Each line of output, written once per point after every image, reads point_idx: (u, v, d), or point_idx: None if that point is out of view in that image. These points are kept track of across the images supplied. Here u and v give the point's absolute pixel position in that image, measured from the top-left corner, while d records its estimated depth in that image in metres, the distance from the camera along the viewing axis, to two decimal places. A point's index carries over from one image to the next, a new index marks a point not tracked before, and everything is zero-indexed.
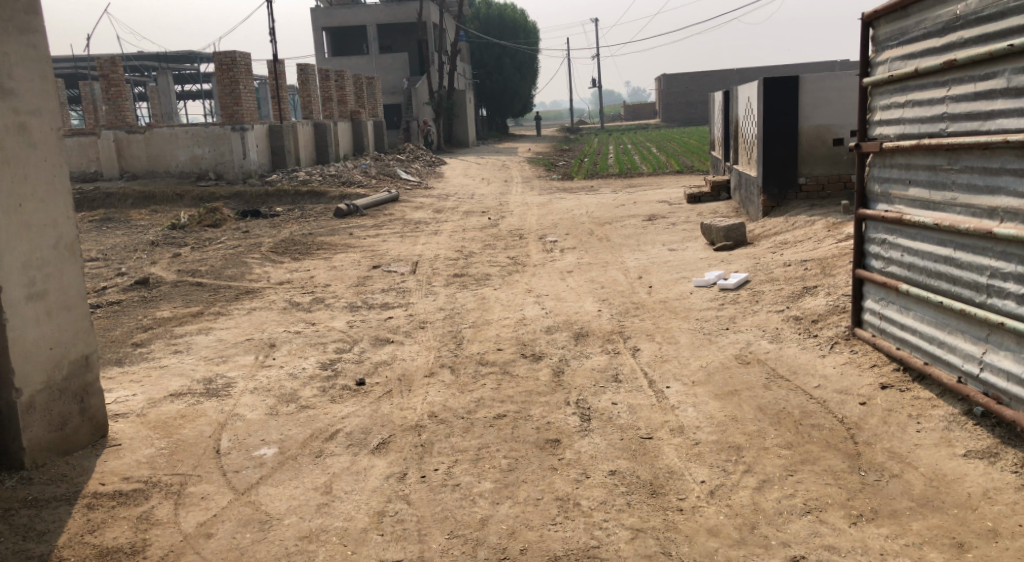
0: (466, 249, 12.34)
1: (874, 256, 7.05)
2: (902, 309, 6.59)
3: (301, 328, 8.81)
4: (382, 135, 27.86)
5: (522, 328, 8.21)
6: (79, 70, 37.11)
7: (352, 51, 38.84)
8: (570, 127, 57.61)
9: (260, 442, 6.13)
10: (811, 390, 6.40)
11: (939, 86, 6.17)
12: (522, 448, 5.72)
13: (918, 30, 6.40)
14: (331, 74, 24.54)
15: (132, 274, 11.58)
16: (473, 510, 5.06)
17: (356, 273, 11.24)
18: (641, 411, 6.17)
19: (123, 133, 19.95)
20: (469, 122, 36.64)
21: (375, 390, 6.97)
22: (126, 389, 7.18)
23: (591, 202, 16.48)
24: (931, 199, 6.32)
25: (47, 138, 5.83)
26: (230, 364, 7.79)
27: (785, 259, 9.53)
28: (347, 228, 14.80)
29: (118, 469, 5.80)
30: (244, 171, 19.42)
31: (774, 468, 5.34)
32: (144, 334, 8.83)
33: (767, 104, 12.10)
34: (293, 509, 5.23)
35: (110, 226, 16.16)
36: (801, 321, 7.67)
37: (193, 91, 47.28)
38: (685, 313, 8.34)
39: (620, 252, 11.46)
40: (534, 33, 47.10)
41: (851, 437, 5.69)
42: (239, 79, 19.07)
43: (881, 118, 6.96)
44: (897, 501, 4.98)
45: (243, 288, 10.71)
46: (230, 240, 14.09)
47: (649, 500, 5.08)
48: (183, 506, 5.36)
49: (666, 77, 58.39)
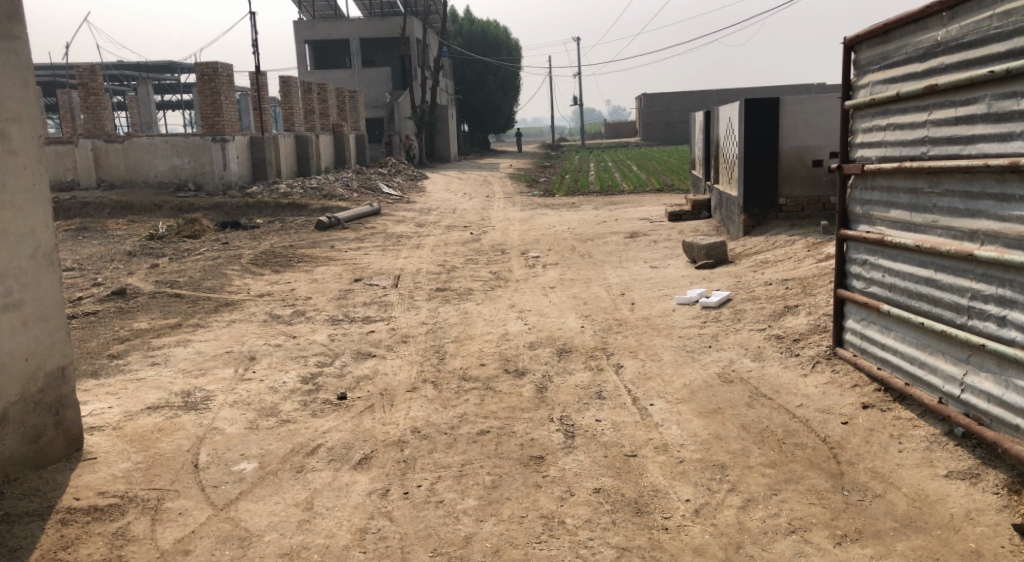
0: (448, 263, 12.31)
1: (855, 276, 7.10)
2: (884, 329, 6.63)
3: (281, 341, 8.74)
4: (364, 149, 27.82)
5: (505, 343, 8.18)
6: (58, 78, 36.84)
7: (334, 64, 38.83)
8: (551, 143, 57.83)
9: (240, 457, 6.06)
10: (794, 409, 6.42)
11: (921, 110, 6.24)
12: (506, 465, 5.68)
13: (900, 55, 6.47)
14: (314, 86, 24.49)
15: (109, 284, 11.45)
16: (457, 528, 5.02)
17: (337, 286, 11.19)
18: (626, 428, 6.16)
19: (101, 141, 19.78)
20: (450, 137, 36.68)
21: (357, 405, 6.91)
22: (102, 401, 7.07)
23: (573, 218, 16.52)
24: (912, 221, 6.37)
25: (28, 145, 5.75)
26: (210, 377, 7.70)
27: (766, 278, 9.57)
28: (329, 240, 14.74)
29: (94, 484, 5.70)
30: (223, 182, 19.30)
31: (758, 487, 5.34)
32: (121, 346, 8.72)
33: (748, 125, 12.20)
34: (274, 526, 5.16)
35: (86, 235, 15.99)
36: (782, 340, 7.70)
37: (172, 101, 47.06)
38: (668, 331, 8.35)
39: (602, 268, 11.48)
40: (517, 49, 47.28)
41: (833, 456, 5.71)
42: (220, 90, 18.98)
43: (862, 141, 7.02)
44: (881, 521, 4.99)
45: (223, 300, 10.62)
46: (210, 251, 13.98)
47: (634, 518, 5.06)
48: (161, 522, 5.28)
49: (648, 96, 58.96)
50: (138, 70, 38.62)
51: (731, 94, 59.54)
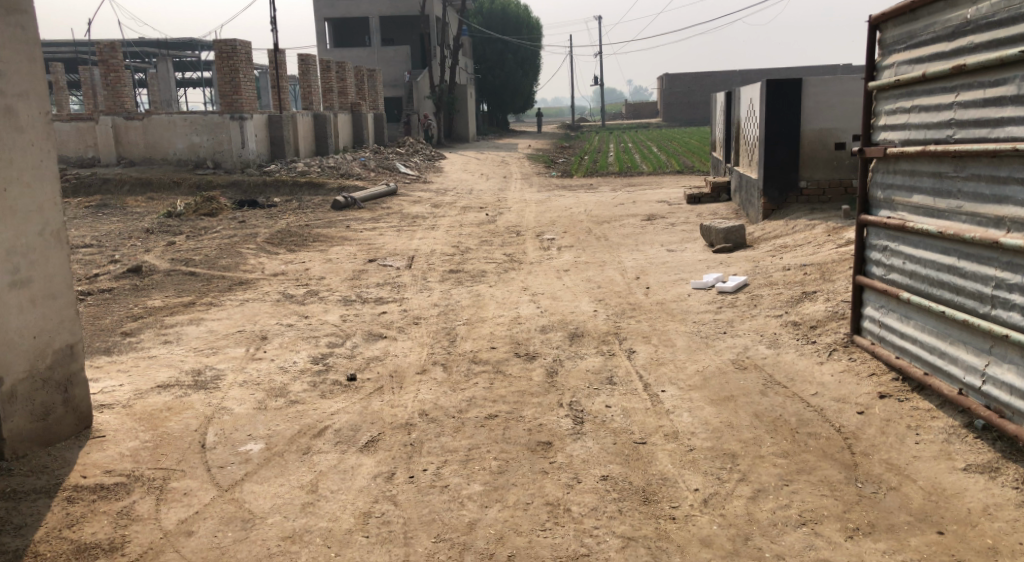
0: (463, 245, 12.23)
1: (874, 262, 6.95)
2: (903, 317, 6.49)
3: (293, 321, 8.70)
4: (383, 129, 27.70)
5: (516, 327, 8.10)
6: (80, 56, 36.92)
7: (354, 42, 38.68)
8: (572, 124, 57.43)
9: (246, 437, 6.02)
10: (808, 397, 6.30)
11: (947, 92, 6.06)
12: (513, 450, 5.61)
13: (927, 33, 6.29)
14: (332, 65, 24.39)
15: (126, 262, 11.45)
16: (461, 513, 4.95)
17: (351, 267, 11.13)
18: (636, 415, 6.07)
19: (121, 119, 19.82)
20: (469, 117, 36.50)
21: (366, 386, 6.86)
22: (113, 379, 7.06)
23: (591, 200, 16.37)
24: (935, 206, 6.22)
25: (34, 122, 5.70)
26: (221, 356, 7.68)
27: (784, 263, 9.42)
28: (345, 220, 14.68)
29: (101, 462, 5.68)
30: (242, 160, 19.26)
31: (770, 477, 5.24)
32: (135, 323, 8.71)
33: (770, 106, 11.99)
34: (277, 508, 5.12)
35: (105, 212, 16.02)
36: (799, 327, 7.57)
37: (192, 78, 47.07)
38: (682, 316, 8.24)
39: (618, 251, 11.35)
40: (538, 29, 46.89)
41: (848, 447, 5.59)
42: (239, 67, 18.91)
43: (885, 123, 6.86)
44: (895, 515, 4.88)
45: (237, 278, 10.59)
46: (226, 230, 13.96)
47: (641, 507, 4.98)
48: (165, 502, 5.25)
49: (671, 76, 58.23)
50: (158, 47, 38.60)
51: (755, 76, 58.86)
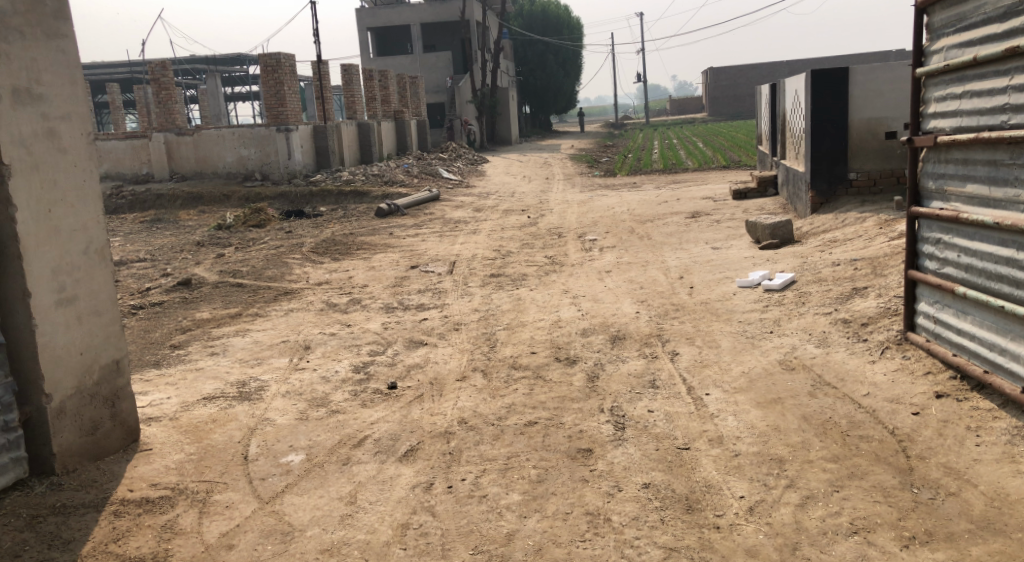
0: (504, 249, 12.16)
1: (927, 256, 6.71)
2: (959, 313, 6.25)
3: (336, 329, 8.70)
4: (426, 135, 27.79)
5: (557, 330, 8.00)
6: (134, 75, 37.68)
7: (397, 50, 38.91)
8: (616, 122, 57.13)
9: (288, 448, 6.01)
10: (860, 398, 6.09)
11: (1000, 75, 5.82)
12: (554, 458, 5.51)
13: (977, 15, 6.05)
14: (375, 73, 24.53)
15: (176, 275, 11.59)
16: (500, 524, 4.87)
17: (394, 274, 11.13)
18: (679, 419, 5.93)
19: (173, 135, 20.18)
20: (512, 120, 36.45)
21: (406, 394, 6.81)
22: (160, 392, 7.11)
23: (635, 199, 16.19)
24: (991, 196, 5.98)
25: (77, 143, 5.76)
26: (265, 367, 7.70)
27: (833, 258, 9.17)
28: (388, 227, 14.71)
29: (147, 475, 5.71)
30: (288, 171, 19.43)
31: (820, 483, 5.06)
32: (183, 336, 8.80)
33: (816, 97, 11.71)
34: (317, 521, 5.09)
35: (158, 226, 16.31)
36: (849, 324, 7.35)
37: (240, 91, 47.85)
38: (728, 315, 8.05)
39: (661, 250, 11.18)
40: (579, 28, 46.67)
41: (902, 450, 5.38)
42: (284, 80, 19.13)
43: (935, 111, 6.62)
44: (954, 522, 4.68)
45: (283, 288, 10.66)
46: (273, 240, 14.09)
47: (685, 516, 4.84)
48: (207, 515, 5.26)
49: (710, 72, 57.74)
50: (207, 63, 39.25)
51: (802, 66, 57.84)
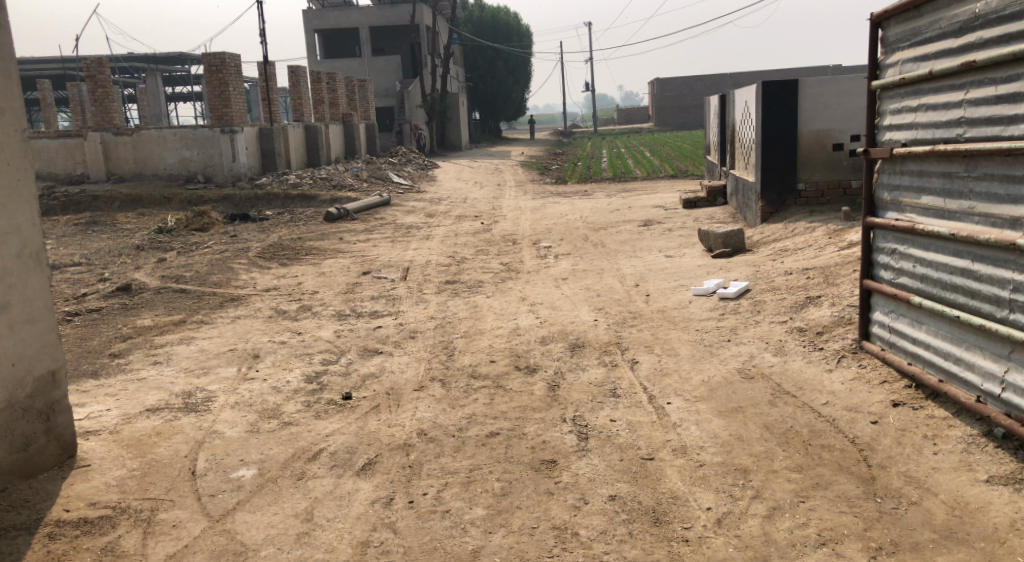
0: (459, 255, 12.03)
1: (882, 266, 6.77)
2: (914, 322, 6.31)
3: (286, 337, 8.47)
4: (374, 139, 27.50)
5: (516, 338, 7.90)
6: (68, 72, 36.61)
7: (344, 53, 38.50)
8: (564, 130, 57.47)
9: (238, 463, 5.79)
10: (819, 407, 6.10)
11: (955, 89, 5.89)
12: (517, 470, 5.40)
13: (932, 30, 6.12)
14: (322, 75, 24.20)
15: (115, 280, 11.21)
16: (465, 541, 4.75)
17: (345, 280, 10.92)
18: (642, 429, 5.87)
19: (110, 134, 19.50)
20: (462, 125, 36.34)
21: (362, 405, 6.64)
22: (100, 404, 6.82)
23: (586, 206, 16.19)
24: (945, 208, 6.04)
25: (11, 139, 5.48)
26: (212, 377, 7.45)
27: (786, 267, 9.24)
28: (338, 232, 14.47)
29: (86, 494, 5.45)
30: (233, 174, 19.07)
31: (785, 493, 5.04)
32: (123, 344, 8.48)
33: (766, 108, 11.82)
34: (271, 540, 4.91)
35: (95, 229, 15.80)
36: (805, 333, 7.38)
37: (182, 92, 46.86)
38: (685, 324, 8.04)
39: (615, 258, 11.16)
40: (528, 36, 46.78)
41: (863, 459, 5.40)
42: (228, 81, 18.71)
43: (890, 123, 6.69)
44: (918, 532, 4.70)
45: (229, 294, 10.37)
46: (218, 245, 13.74)
47: (652, 529, 4.78)
48: (153, 536, 5.03)
49: (660, 81, 58.30)
50: (147, 62, 38.31)
51: (745, 79, 58.83)
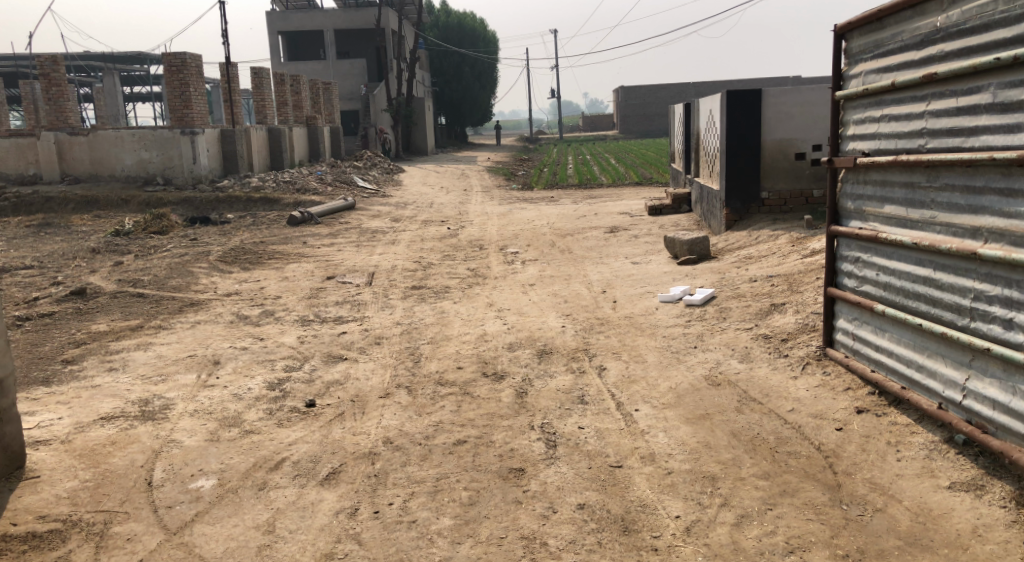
0: (425, 260, 11.94)
1: (846, 274, 6.82)
2: (877, 329, 6.36)
3: (248, 343, 8.33)
4: (339, 142, 27.30)
5: (483, 344, 7.84)
6: (22, 69, 35.89)
7: (307, 56, 38.20)
8: (530, 136, 57.58)
9: (197, 473, 5.66)
10: (785, 414, 6.12)
11: (918, 101, 5.95)
12: (484, 479, 5.34)
13: (895, 42, 6.18)
14: (286, 78, 23.97)
15: (69, 284, 10.95)
16: (431, 552, 4.69)
17: (309, 284, 10.79)
18: (610, 436, 5.84)
19: (64, 134, 19.11)
20: (427, 130, 36.20)
21: (326, 412, 6.54)
22: (52, 412, 6.64)
23: (552, 212, 16.18)
24: (908, 217, 6.10)
25: None
26: (170, 384, 7.29)
27: (751, 274, 9.29)
28: (301, 236, 14.30)
29: (35, 506, 5.28)
30: (193, 176, 18.80)
31: (752, 501, 5.04)
32: (77, 350, 8.28)
33: (731, 117, 11.90)
34: (231, 553, 4.80)
35: (49, 231, 15.45)
36: (770, 340, 7.41)
37: (140, 92, 46.20)
38: (652, 330, 8.03)
39: (582, 264, 11.15)
40: (494, 41, 46.80)
41: (829, 466, 5.42)
42: (189, 81, 18.46)
43: (853, 133, 6.74)
44: (883, 539, 4.72)
45: (188, 299, 10.18)
46: (177, 248, 13.51)
47: (621, 538, 4.75)
48: (106, 550, 4.89)
49: (625, 90, 58.50)
50: (104, 60, 37.73)
51: (708, 89, 59.43)
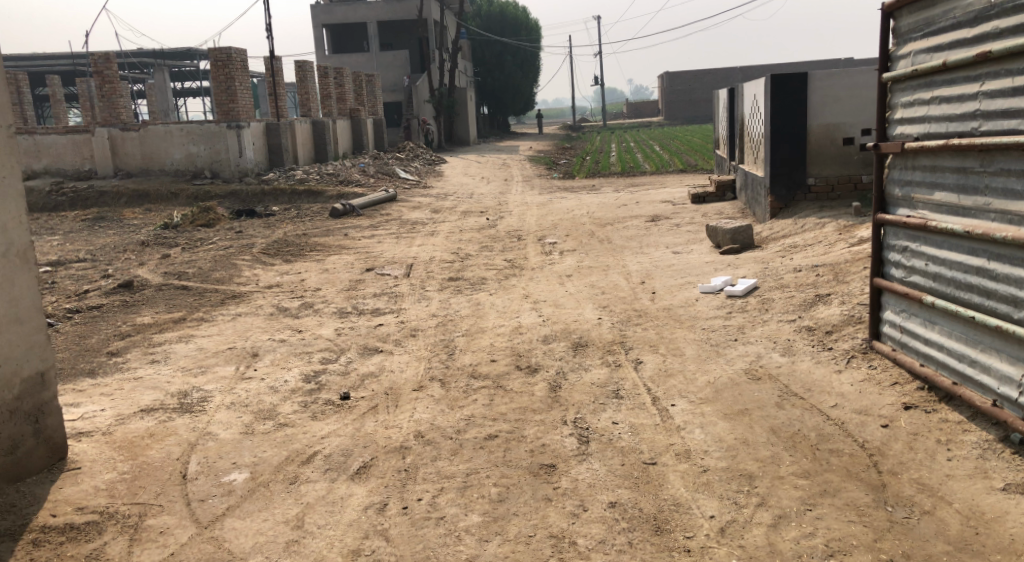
0: (463, 251, 11.89)
1: (893, 264, 6.58)
2: (927, 322, 6.13)
3: (286, 335, 8.35)
4: (382, 134, 27.40)
5: (517, 337, 7.75)
6: (78, 67, 36.57)
7: (351, 48, 38.37)
8: (573, 125, 57.26)
9: (231, 466, 5.66)
10: (828, 410, 5.93)
11: (971, 81, 5.70)
12: (514, 474, 5.26)
13: (946, 19, 5.92)
14: (330, 70, 24.06)
15: (118, 277, 11.10)
16: (458, 549, 4.63)
17: (348, 276, 10.80)
18: (645, 432, 5.71)
19: (117, 129, 19.41)
20: (470, 120, 36.16)
21: (360, 405, 6.51)
22: (95, 404, 6.71)
23: (593, 201, 16.02)
24: (960, 204, 5.85)
25: None
26: (209, 376, 7.33)
27: (795, 264, 9.05)
28: (343, 228, 14.34)
29: (73, 498, 5.33)
30: (239, 169, 18.95)
31: (791, 501, 4.88)
32: (121, 342, 8.37)
33: (776, 103, 11.62)
34: (260, 548, 4.79)
35: (101, 225, 15.72)
36: (814, 332, 7.20)
37: (190, 87, 46.88)
38: (691, 322, 7.87)
39: (621, 254, 11.00)
40: (537, 30, 46.55)
41: (874, 465, 5.23)
42: (235, 75, 18.57)
43: (902, 116, 6.50)
44: (931, 544, 4.53)
45: (230, 292, 10.24)
46: (223, 241, 13.64)
47: (653, 539, 4.63)
48: (139, 543, 4.91)
49: (667, 75, 58.05)
50: (154, 56, 38.37)
51: (755, 73, 58.48)
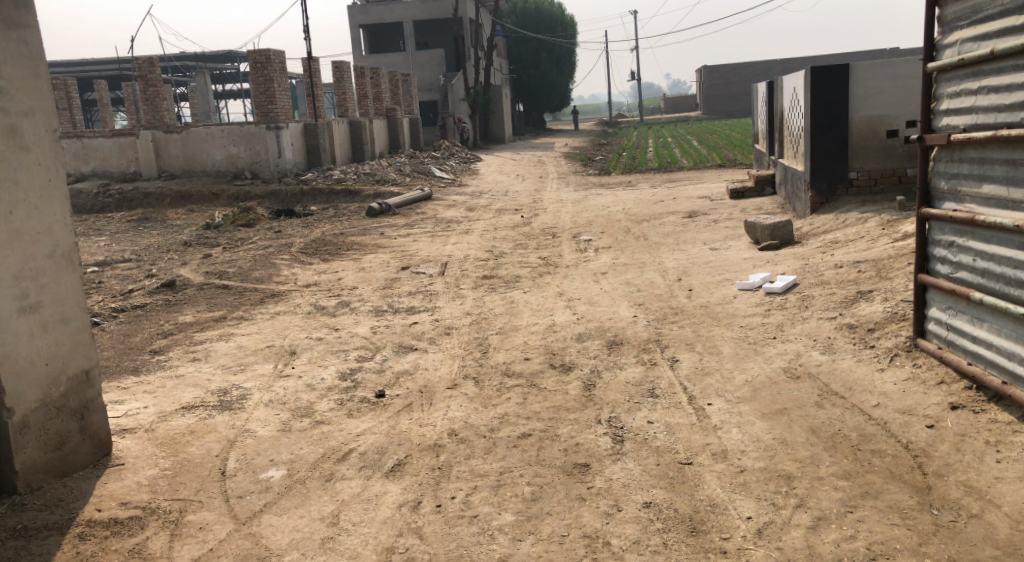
0: (498, 249, 11.86)
1: (939, 259, 6.42)
2: (974, 319, 5.97)
3: (323, 334, 8.38)
4: (418, 134, 27.50)
5: (552, 335, 7.70)
6: (123, 72, 37.27)
7: (388, 48, 38.52)
8: (610, 122, 56.99)
9: (268, 463, 5.69)
10: (870, 409, 5.80)
11: (1020, 71, 5.53)
12: (548, 473, 5.21)
13: (993, 7, 5.75)
14: (367, 70, 24.18)
15: (161, 276, 11.25)
16: (492, 548, 4.59)
17: (384, 275, 10.83)
18: (681, 431, 5.63)
19: (161, 132, 19.68)
20: (506, 118, 36.14)
21: (395, 403, 6.50)
22: (138, 401, 6.79)
23: (629, 198, 15.91)
24: (1009, 197, 5.69)
25: (42, 140, 5.39)
26: (248, 374, 7.38)
27: (835, 260, 8.88)
28: (379, 227, 14.40)
29: (117, 493, 5.38)
30: (279, 170, 19.10)
31: (832, 502, 4.77)
32: (163, 341, 8.46)
33: (817, 96, 11.42)
34: (296, 545, 4.79)
35: (145, 225, 15.97)
36: (856, 330, 7.05)
37: (232, 90, 47.52)
38: (729, 320, 7.76)
39: (658, 251, 10.89)
40: (572, 26, 46.37)
41: (918, 467, 5.10)
42: (274, 77, 18.74)
43: (947, 108, 6.33)
44: (979, 549, 4.41)
45: (269, 290, 10.32)
46: (262, 240, 13.77)
47: (689, 539, 4.56)
48: (179, 539, 4.94)
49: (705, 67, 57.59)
50: (196, 60, 38.92)
51: (794, 67, 57.72)
